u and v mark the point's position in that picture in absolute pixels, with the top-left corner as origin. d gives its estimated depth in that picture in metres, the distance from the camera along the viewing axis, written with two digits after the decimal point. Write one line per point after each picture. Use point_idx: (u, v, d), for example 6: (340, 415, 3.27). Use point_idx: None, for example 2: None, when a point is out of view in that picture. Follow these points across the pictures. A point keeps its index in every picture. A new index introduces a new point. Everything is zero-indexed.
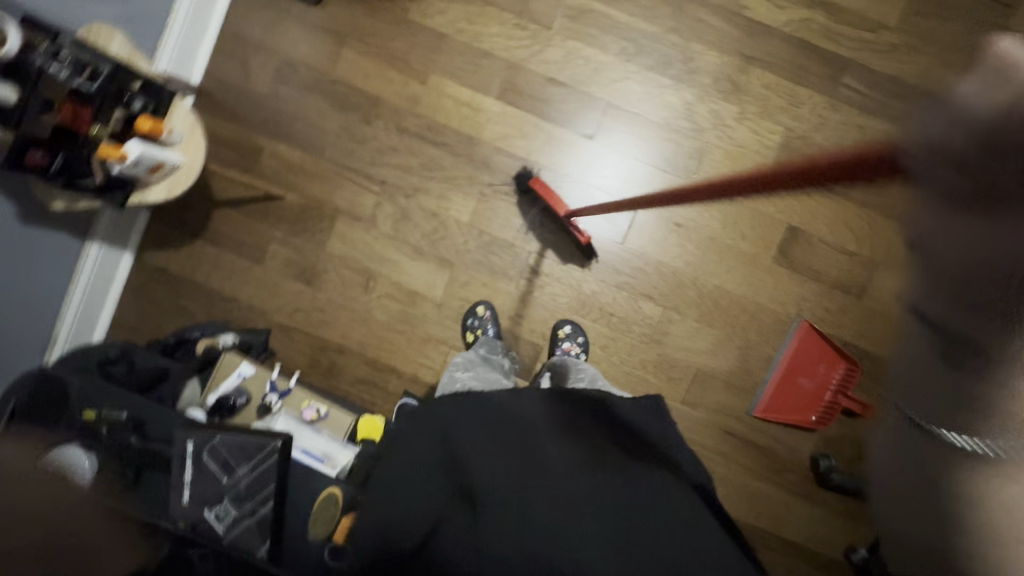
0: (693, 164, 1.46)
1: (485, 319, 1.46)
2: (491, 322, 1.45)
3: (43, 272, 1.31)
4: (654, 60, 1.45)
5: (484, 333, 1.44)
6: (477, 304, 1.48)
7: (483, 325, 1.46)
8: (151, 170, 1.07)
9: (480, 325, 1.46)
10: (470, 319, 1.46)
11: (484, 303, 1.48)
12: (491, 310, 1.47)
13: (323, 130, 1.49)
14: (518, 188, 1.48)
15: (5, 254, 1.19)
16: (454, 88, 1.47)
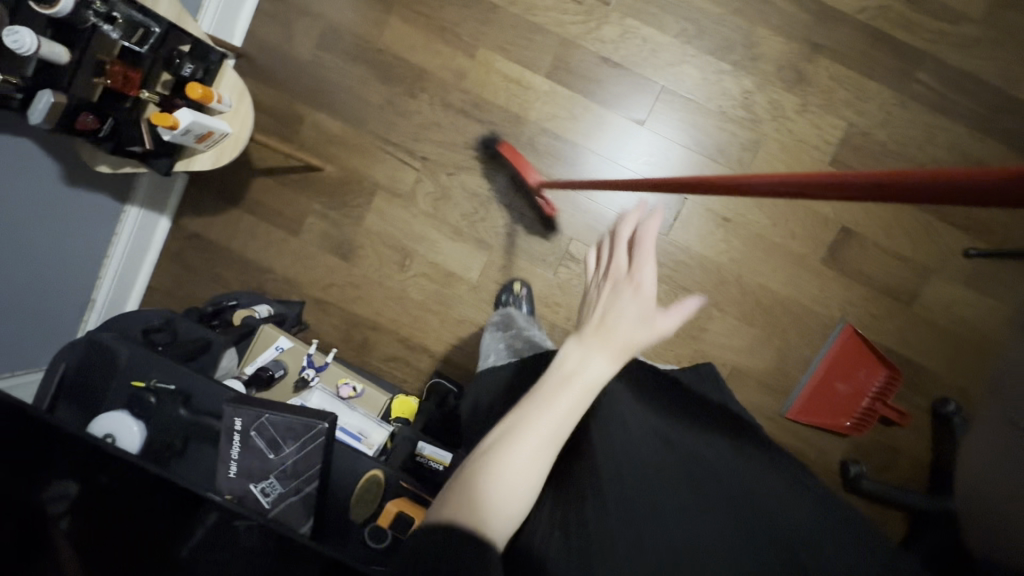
0: (747, 157, 1.39)
1: (519, 297, 1.41)
2: (525, 299, 1.40)
3: (84, 234, 1.30)
4: (715, 44, 1.37)
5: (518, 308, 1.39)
6: (513, 281, 1.45)
7: (517, 301, 1.41)
8: (199, 139, 1.04)
9: (514, 301, 1.41)
10: (504, 294, 1.42)
11: (521, 281, 1.44)
12: (528, 288, 1.43)
13: (366, 102, 1.45)
14: (482, 154, 1.45)
15: (48, 212, 1.18)
16: (503, 63, 1.41)
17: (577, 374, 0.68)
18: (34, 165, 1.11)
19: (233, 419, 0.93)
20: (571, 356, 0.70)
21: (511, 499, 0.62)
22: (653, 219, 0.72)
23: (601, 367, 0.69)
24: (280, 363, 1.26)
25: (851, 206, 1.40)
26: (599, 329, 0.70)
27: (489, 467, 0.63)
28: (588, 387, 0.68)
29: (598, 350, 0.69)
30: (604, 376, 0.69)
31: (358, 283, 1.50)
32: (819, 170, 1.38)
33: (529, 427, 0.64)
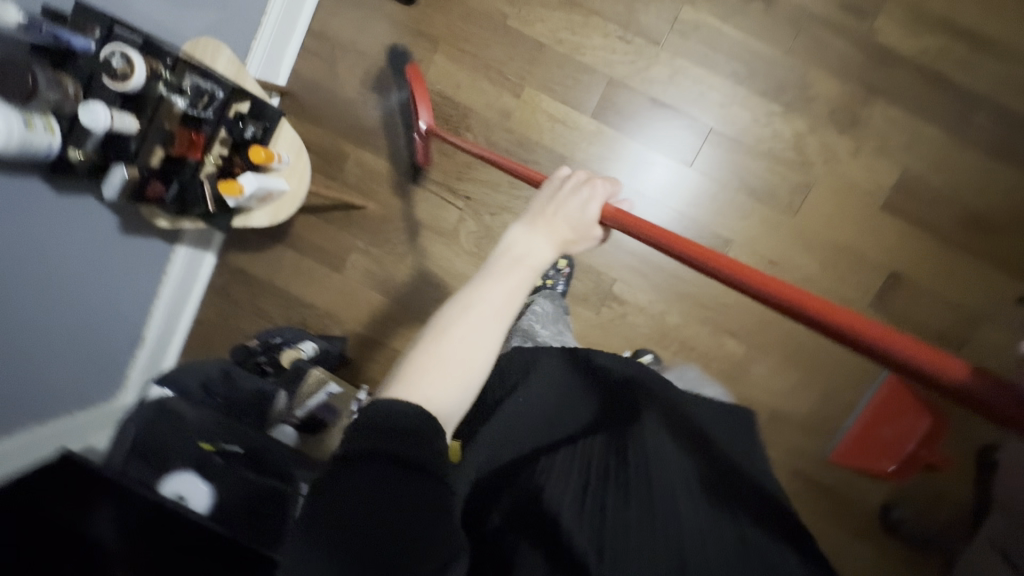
0: (798, 200, 1.38)
1: (561, 274, 1.41)
2: (564, 278, 1.40)
3: (138, 277, 1.33)
4: (767, 85, 1.35)
5: (554, 285, 1.39)
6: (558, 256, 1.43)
7: (556, 277, 1.41)
8: (258, 198, 1.05)
9: (553, 276, 1.41)
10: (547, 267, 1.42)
11: (567, 258, 1.43)
12: (571, 266, 1.42)
13: (410, 140, 1.45)
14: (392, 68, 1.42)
15: (106, 260, 1.20)
16: (549, 102, 1.40)
17: (522, 258, 0.73)
18: (88, 215, 1.12)
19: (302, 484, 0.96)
20: (516, 239, 0.75)
21: (448, 372, 0.65)
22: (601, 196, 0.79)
23: (544, 250, 0.75)
24: (331, 407, 1.28)
25: (903, 252, 1.37)
26: (547, 218, 0.77)
27: (443, 347, 0.67)
28: (532, 266, 0.74)
29: (540, 232, 0.76)
30: (545, 256, 0.75)
31: (400, 320, 1.50)
32: (869, 214, 1.37)
33: (476, 308, 0.69)
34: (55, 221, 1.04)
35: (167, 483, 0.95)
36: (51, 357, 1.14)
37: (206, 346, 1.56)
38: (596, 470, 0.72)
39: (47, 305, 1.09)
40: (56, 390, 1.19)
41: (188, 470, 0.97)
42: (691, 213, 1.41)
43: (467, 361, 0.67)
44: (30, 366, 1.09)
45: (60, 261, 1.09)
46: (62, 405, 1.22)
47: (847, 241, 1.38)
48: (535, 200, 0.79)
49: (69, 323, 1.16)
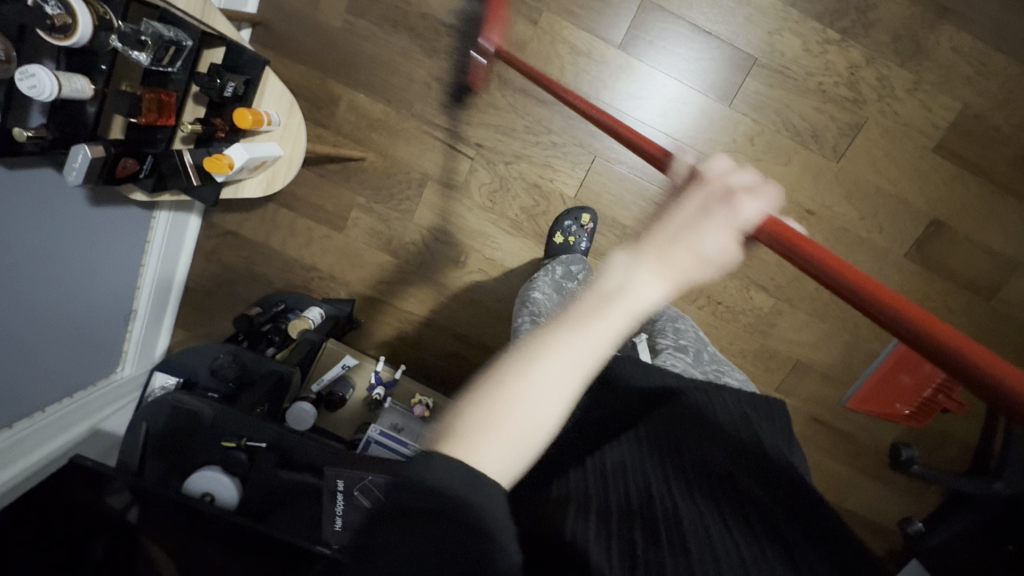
0: (844, 144, 1.26)
1: (584, 230, 1.29)
2: (588, 234, 1.28)
3: (121, 249, 1.19)
4: (823, 7, 1.18)
5: (578, 243, 1.27)
6: (579, 209, 1.31)
7: (578, 234, 1.29)
8: (253, 169, 0.92)
9: (575, 231, 1.29)
10: (567, 221, 1.29)
11: (590, 212, 1.30)
12: (595, 221, 1.30)
13: (411, 79, 1.27)
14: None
15: (81, 237, 1.06)
16: (572, 31, 1.22)
17: (623, 296, 0.49)
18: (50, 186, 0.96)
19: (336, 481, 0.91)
20: (615, 270, 0.51)
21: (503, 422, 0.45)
22: (758, 200, 0.53)
23: (652, 289, 0.50)
24: (348, 382, 1.24)
25: (949, 196, 1.28)
26: (673, 240, 0.51)
27: (489, 400, 0.46)
28: (632, 309, 0.49)
29: (651, 264, 0.50)
30: (654, 299, 0.50)
31: (411, 282, 1.40)
32: (919, 158, 1.26)
33: (538, 356, 0.47)
34: (15, 198, 0.89)
35: (193, 483, 0.91)
36: (33, 348, 1.03)
37: (204, 313, 1.47)
38: (619, 491, 0.58)
39: (22, 293, 0.96)
40: (46, 379, 1.09)
41: (214, 466, 0.93)
42: (725, 160, 1.28)
43: (533, 418, 0.46)
44: (21, 360, 1.00)
45: (28, 245, 0.94)
46: (56, 392, 1.14)
47: (894, 185, 1.28)
48: (672, 211, 0.54)
49: (49, 309, 1.04)
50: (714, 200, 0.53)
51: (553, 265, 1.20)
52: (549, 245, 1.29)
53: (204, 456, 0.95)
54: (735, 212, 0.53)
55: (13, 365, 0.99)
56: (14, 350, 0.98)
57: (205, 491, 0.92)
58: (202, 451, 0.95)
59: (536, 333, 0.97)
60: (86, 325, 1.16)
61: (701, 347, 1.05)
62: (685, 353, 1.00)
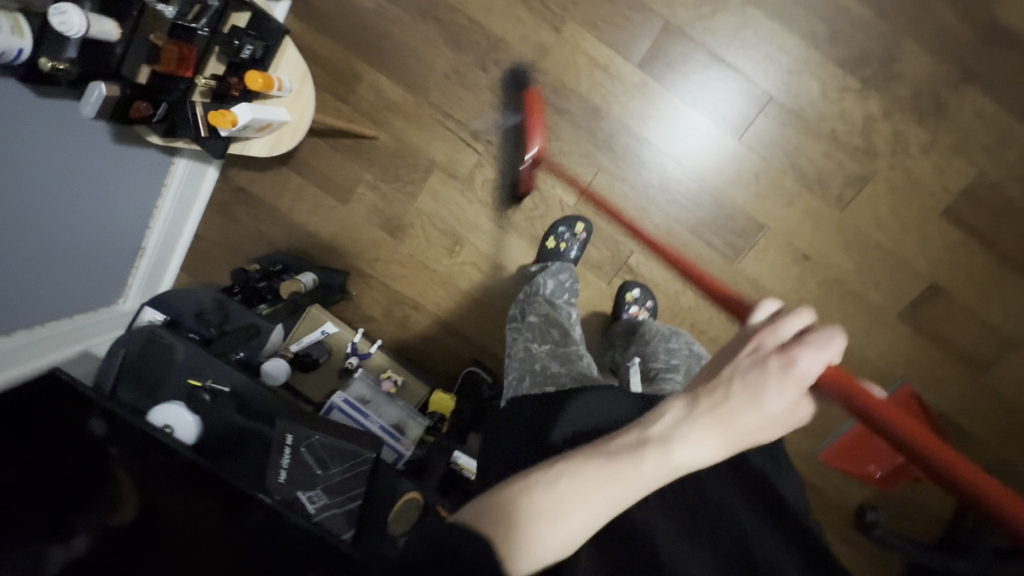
0: (849, 194, 1.24)
1: (576, 238, 1.31)
2: (578, 244, 1.31)
3: (135, 189, 1.26)
4: (847, 54, 1.17)
5: (567, 252, 1.31)
6: (574, 218, 1.33)
7: (570, 241, 1.31)
8: (258, 130, 0.96)
9: (568, 238, 1.32)
10: (561, 227, 1.32)
11: (584, 220, 1.32)
12: (588, 231, 1.32)
13: (431, 68, 1.31)
14: (408, 76, 1.32)
15: (97, 170, 1.13)
16: (593, 44, 1.24)
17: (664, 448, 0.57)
18: (66, 113, 1.01)
19: (286, 434, 0.95)
20: (673, 427, 0.58)
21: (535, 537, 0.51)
22: (823, 356, 0.56)
23: (704, 449, 0.58)
24: (324, 347, 1.29)
25: (951, 262, 1.26)
26: (723, 407, 0.58)
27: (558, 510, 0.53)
28: (677, 465, 0.57)
29: (705, 423, 0.58)
30: (704, 458, 0.58)
31: (404, 263, 1.44)
32: (925, 219, 1.24)
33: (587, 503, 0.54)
34: (31, 118, 0.94)
35: (154, 414, 0.95)
36: (38, 263, 1.09)
37: (206, 263, 1.53)
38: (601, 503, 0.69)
39: (31, 212, 1.02)
40: (46, 295, 1.16)
41: (177, 401, 0.98)
42: (728, 192, 1.28)
43: (563, 535, 0.52)
44: (24, 276, 1.08)
45: (41, 167, 1.00)
46: (51, 310, 1.19)
47: (895, 242, 1.26)
48: (739, 373, 0.58)
49: (58, 230, 1.10)
50: (775, 356, 0.57)
51: (545, 277, 1.23)
52: (541, 249, 1.33)
53: (170, 393, 1.00)
54: (798, 365, 0.57)
55: (13, 277, 1.04)
56: (18, 264, 1.04)
57: (165, 423, 0.95)
58: (171, 389, 1.00)
59: (528, 359, 1.03)
60: (92, 253, 1.22)
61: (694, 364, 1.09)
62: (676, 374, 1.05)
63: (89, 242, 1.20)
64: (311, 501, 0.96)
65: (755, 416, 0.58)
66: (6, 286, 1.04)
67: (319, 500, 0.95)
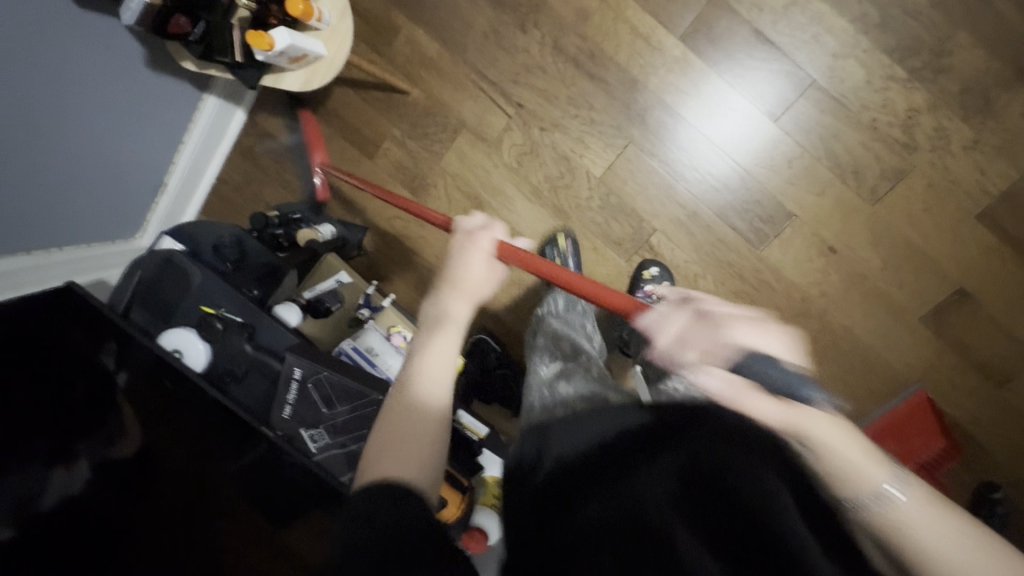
0: (883, 188, 1.21)
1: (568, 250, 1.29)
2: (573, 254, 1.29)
3: (161, 119, 1.26)
4: (896, 41, 1.14)
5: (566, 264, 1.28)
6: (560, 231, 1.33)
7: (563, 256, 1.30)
8: (293, 60, 0.95)
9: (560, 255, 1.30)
10: (551, 247, 1.31)
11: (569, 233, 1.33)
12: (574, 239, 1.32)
13: (469, 25, 1.29)
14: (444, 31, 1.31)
15: (124, 91, 1.13)
16: (636, 12, 1.22)
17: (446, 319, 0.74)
18: (97, 27, 1.02)
19: (294, 368, 0.93)
20: (431, 314, 0.75)
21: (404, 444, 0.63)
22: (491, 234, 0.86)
23: (461, 308, 0.75)
24: (338, 296, 1.26)
25: (982, 268, 1.23)
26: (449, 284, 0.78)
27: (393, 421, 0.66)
28: (444, 323, 0.73)
29: (445, 296, 0.76)
30: (460, 313, 0.75)
31: (423, 223, 1.43)
32: (960, 220, 1.21)
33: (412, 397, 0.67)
34: (51, 24, 0.95)
35: (165, 337, 0.95)
36: (54, 181, 1.09)
37: (225, 207, 1.53)
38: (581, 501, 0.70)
39: (49, 123, 1.02)
40: (64, 218, 1.16)
41: (189, 327, 0.97)
42: (759, 176, 1.25)
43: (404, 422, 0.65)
44: (45, 190, 1.08)
45: (59, 78, 1.00)
46: (70, 234, 1.20)
47: (925, 241, 1.23)
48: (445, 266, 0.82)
49: (77, 148, 1.10)
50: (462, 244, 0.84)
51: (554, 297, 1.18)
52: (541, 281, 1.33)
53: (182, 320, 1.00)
54: (477, 243, 0.84)
55: (27, 190, 1.04)
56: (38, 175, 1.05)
57: (176, 348, 0.95)
58: (183, 315, 1.00)
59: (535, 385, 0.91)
60: (113, 178, 1.23)
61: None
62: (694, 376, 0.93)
63: (111, 166, 1.20)
64: (313, 439, 0.95)
65: (461, 287, 0.77)
66: (21, 198, 1.04)
67: (320, 438, 0.95)
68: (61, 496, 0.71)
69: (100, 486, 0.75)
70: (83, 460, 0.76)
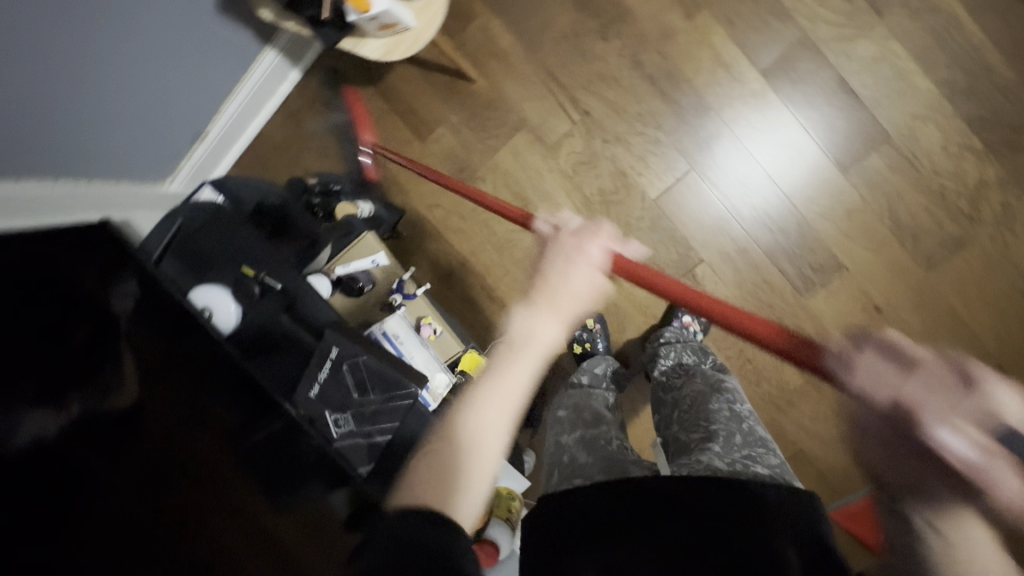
0: (940, 256, 1.20)
1: (594, 334, 1.31)
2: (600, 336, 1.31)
3: (214, 62, 1.21)
4: (979, 112, 1.13)
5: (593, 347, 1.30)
6: (588, 315, 1.34)
7: (591, 339, 1.32)
8: (383, 27, 0.90)
9: (588, 338, 1.32)
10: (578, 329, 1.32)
11: (595, 314, 1.34)
12: (602, 323, 1.33)
13: (548, 24, 1.27)
14: None
15: (182, 26, 1.08)
16: (722, 38, 1.20)
17: (529, 344, 0.63)
18: None
19: (331, 347, 0.89)
20: (518, 325, 0.64)
21: (475, 464, 0.58)
22: (602, 241, 0.71)
23: (551, 333, 0.64)
24: (371, 278, 1.22)
25: None
26: (552, 294, 0.65)
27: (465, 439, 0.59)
28: (536, 352, 0.63)
29: (544, 314, 0.64)
30: (555, 341, 0.64)
31: (466, 217, 1.40)
32: (1008, 299, 1.19)
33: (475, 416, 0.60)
34: None
35: (196, 292, 0.90)
36: (85, 102, 1.00)
37: (261, 167, 1.47)
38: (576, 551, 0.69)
39: (98, 45, 0.96)
40: (90, 144, 1.07)
41: (223, 286, 0.92)
42: (817, 225, 1.22)
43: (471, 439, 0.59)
44: (84, 115, 1.02)
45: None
46: (98, 167, 1.13)
47: (973, 316, 1.21)
48: (546, 267, 0.67)
49: (110, 71, 1.00)
50: (571, 253, 0.68)
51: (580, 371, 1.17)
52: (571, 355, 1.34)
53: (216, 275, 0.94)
54: (587, 254, 0.69)
55: (57, 113, 0.97)
56: (80, 98, 0.99)
57: (206, 305, 0.90)
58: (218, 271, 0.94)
59: (558, 452, 0.93)
60: (155, 116, 1.17)
61: (734, 429, 0.86)
62: (714, 440, 0.84)
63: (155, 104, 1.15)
64: (336, 425, 0.90)
65: (571, 298, 0.65)
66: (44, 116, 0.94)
67: (346, 424, 0.89)
68: (31, 439, 0.56)
69: (73, 437, 0.59)
70: (73, 407, 0.63)
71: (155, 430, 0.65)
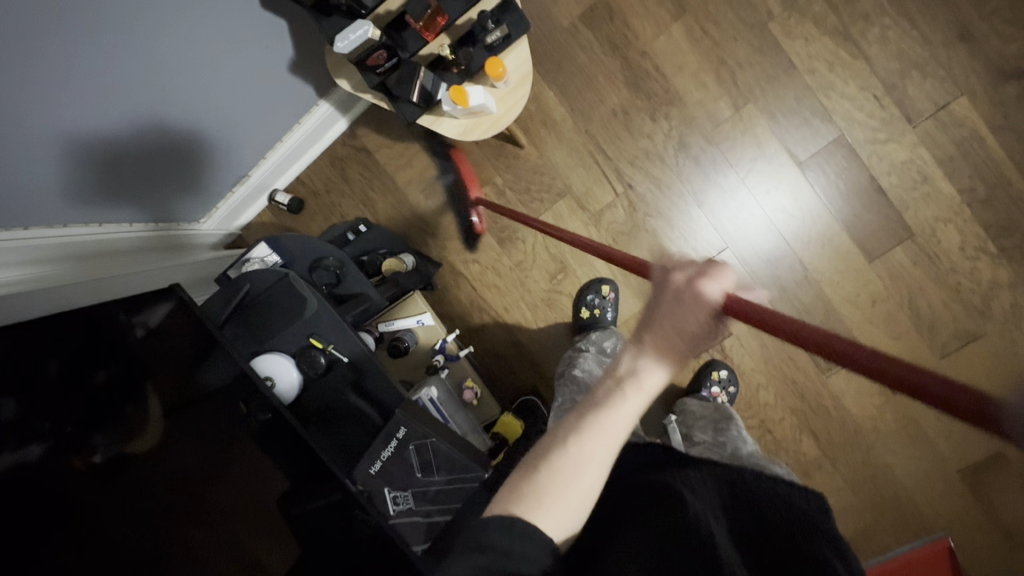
0: (953, 345, 1.25)
1: (606, 302, 1.34)
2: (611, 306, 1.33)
3: (257, 114, 1.19)
4: (994, 219, 1.22)
5: (602, 315, 1.33)
6: (600, 281, 1.36)
7: (602, 306, 1.34)
8: (468, 114, 0.94)
9: (599, 304, 1.34)
10: (590, 294, 1.35)
11: (609, 282, 1.35)
12: (615, 292, 1.35)
13: (600, 99, 1.31)
14: None
15: (231, 78, 1.07)
16: (764, 129, 1.27)
17: (636, 385, 0.60)
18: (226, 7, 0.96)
19: (399, 427, 0.89)
20: (625, 357, 0.63)
21: (570, 499, 0.58)
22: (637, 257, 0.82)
23: (657, 376, 0.61)
24: (414, 335, 1.21)
25: None
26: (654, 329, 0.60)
27: (558, 467, 0.59)
28: (644, 394, 0.61)
29: (652, 352, 0.61)
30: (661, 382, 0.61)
31: (501, 274, 1.41)
32: None
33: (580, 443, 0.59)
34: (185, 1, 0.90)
35: (261, 361, 0.90)
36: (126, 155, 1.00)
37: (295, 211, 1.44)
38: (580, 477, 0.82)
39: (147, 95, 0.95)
40: (129, 194, 1.08)
41: (286, 357, 0.92)
42: (841, 308, 1.27)
43: (571, 465, 0.58)
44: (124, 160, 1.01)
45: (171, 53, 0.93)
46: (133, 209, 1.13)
47: None
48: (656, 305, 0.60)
49: (155, 134, 1.02)
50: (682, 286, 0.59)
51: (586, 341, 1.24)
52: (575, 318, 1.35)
53: (276, 344, 0.94)
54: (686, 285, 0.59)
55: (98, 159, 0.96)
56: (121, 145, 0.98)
57: (270, 373, 0.90)
58: (282, 341, 0.94)
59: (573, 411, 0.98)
60: (193, 162, 1.15)
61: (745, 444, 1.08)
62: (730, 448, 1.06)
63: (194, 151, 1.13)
64: (394, 502, 0.88)
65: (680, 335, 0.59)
66: (83, 157, 0.93)
67: (405, 502, 0.88)
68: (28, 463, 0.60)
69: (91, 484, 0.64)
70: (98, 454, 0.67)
71: (171, 479, 0.72)
